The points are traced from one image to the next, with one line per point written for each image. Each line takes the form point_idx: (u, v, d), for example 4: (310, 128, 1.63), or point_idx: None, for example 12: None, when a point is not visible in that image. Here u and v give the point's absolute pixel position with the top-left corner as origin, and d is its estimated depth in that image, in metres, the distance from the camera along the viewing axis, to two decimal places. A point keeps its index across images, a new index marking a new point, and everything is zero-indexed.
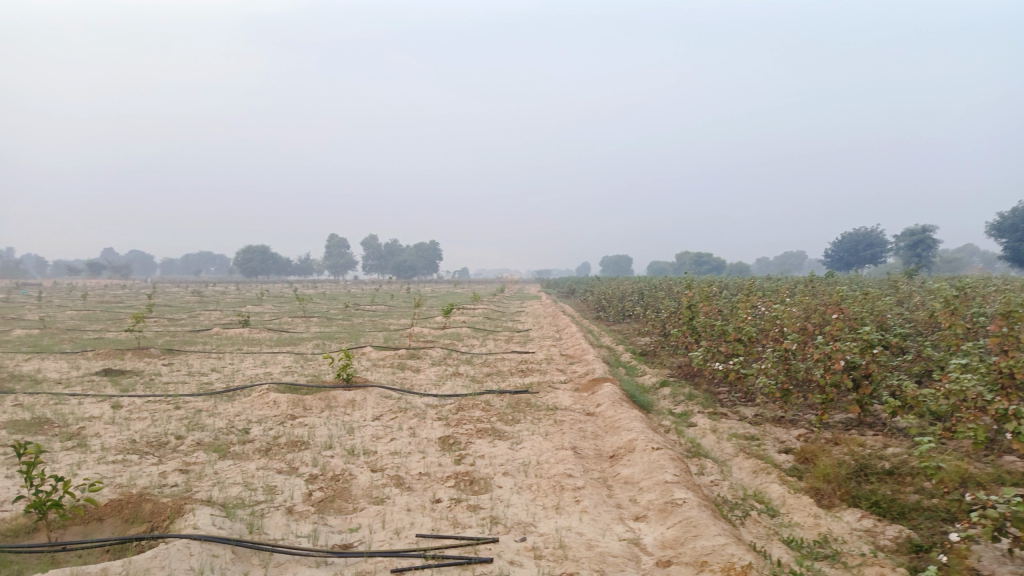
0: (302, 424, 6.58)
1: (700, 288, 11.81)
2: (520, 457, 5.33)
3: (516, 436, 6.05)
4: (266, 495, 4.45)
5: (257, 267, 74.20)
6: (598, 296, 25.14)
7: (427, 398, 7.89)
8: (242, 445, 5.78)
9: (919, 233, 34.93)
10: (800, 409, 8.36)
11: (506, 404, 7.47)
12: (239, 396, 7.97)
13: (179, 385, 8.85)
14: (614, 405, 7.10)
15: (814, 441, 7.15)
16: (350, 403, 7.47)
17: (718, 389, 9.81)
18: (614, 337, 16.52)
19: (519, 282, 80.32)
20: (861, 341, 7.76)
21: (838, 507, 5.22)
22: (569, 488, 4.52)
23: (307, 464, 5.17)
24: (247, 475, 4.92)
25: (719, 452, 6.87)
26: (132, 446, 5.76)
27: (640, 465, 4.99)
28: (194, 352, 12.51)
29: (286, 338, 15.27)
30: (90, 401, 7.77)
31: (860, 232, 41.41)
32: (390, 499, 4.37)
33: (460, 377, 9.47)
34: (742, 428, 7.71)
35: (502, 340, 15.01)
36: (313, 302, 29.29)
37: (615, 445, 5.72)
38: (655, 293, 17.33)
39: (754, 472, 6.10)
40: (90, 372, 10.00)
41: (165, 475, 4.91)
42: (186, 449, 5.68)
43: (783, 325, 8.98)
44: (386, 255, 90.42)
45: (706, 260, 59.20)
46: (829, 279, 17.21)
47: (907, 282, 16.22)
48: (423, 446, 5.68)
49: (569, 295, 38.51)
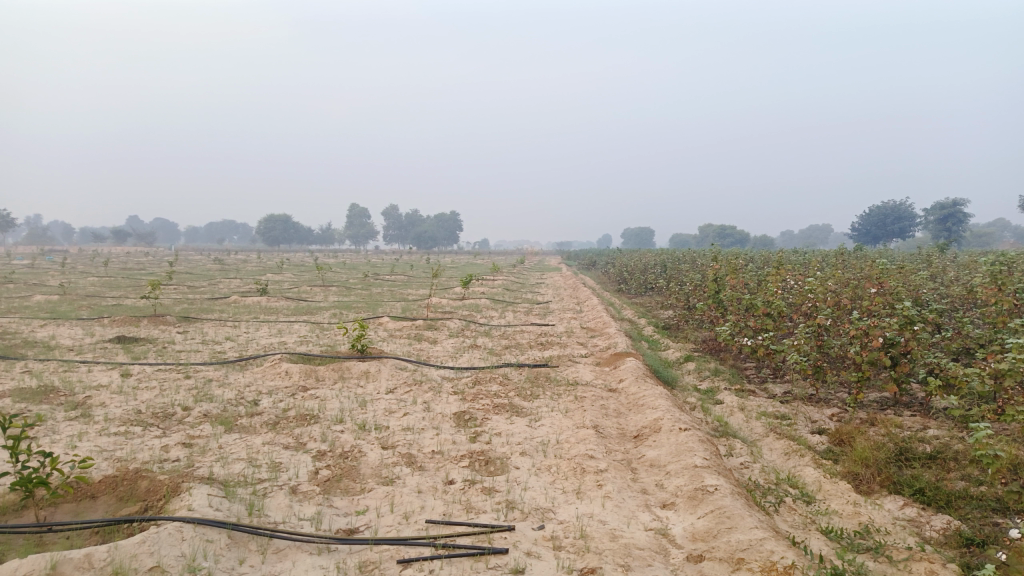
0: (313, 396, 6.35)
1: (727, 260, 11.38)
2: (539, 435, 5.04)
3: (536, 412, 5.76)
4: (270, 473, 4.21)
5: (278, 237, 74.44)
6: (619, 269, 24.67)
7: (443, 370, 7.64)
8: (249, 418, 5.56)
9: (949, 207, 33.97)
10: (833, 387, 8.00)
11: (525, 379, 7.18)
12: (251, 367, 7.75)
13: (192, 353, 8.66)
14: (637, 382, 6.78)
15: (848, 421, 6.81)
16: (363, 374, 7.22)
17: (746, 365, 9.45)
18: (636, 310, 16.16)
19: (540, 254, 79.72)
20: (901, 317, 7.38)
21: (878, 494, 4.88)
22: (591, 471, 4.23)
23: (315, 440, 4.92)
24: (251, 450, 4.68)
25: (748, 431, 6.55)
26: (136, 417, 5.56)
27: (667, 446, 4.68)
28: (209, 320, 12.35)
29: (304, 307, 15.07)
30: (100, 369, 7.59)
31: (890, 205, 40.36)
32: (400, 479, 4.11)
33: (478, 350, 9.19)
34: (771, 407, 7.37)
35: (522, 311, 14.70)
36: (332, 272, 29.10)
37: (640, 424, 5.41)
38: (679, 265, 16.92)
39: (786, 454, 5.77)
40: (104, 340, 9.85)
41: (167, 449, 4.70)
42: (192, 422, 5.47)
43: (816, 299, 8.58)
44: (407, 225, 90.33)
45: (729, 233, 58.34)
46: (858, 251, 16.63)
47: (940, 256, 15.64)
48: (437, 422, 5.41)
49: (591, 268, 38.03)
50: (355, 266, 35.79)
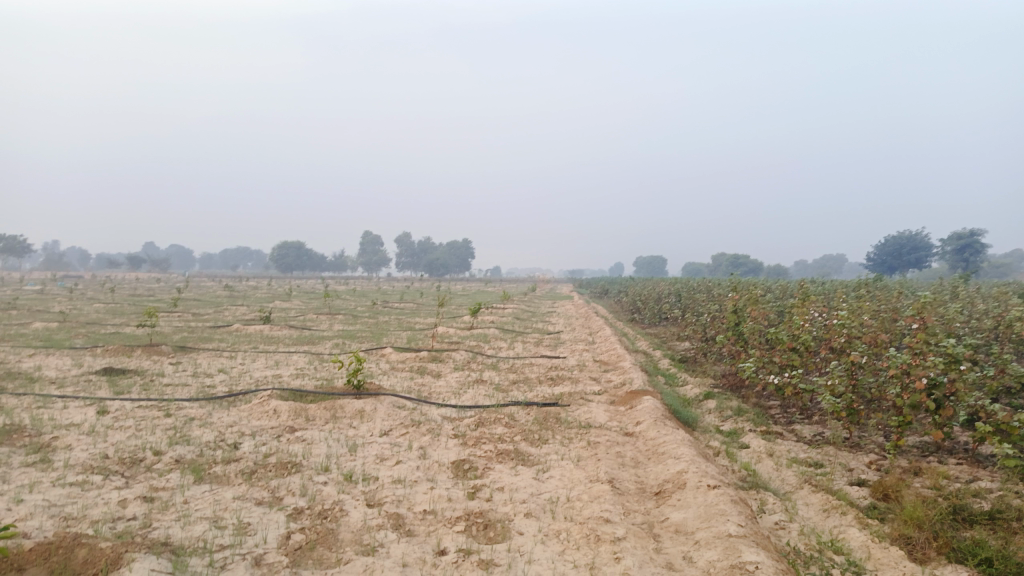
0: (300, 439, 5.78)
1: (747, 291, 10.78)
2: (547, 491, 4.45)
3: (544, 462, 5.17)
4: (234, 538, 3.64)
5: (291, 263, 74.43)
6: (632, 299, 24.05)
7: (445, 409, 7.06)
8: (224, 466, 5.00)
9: (966, 237, 33.22)
10: (868, 431, 7.35)
11: (532, 420, 6.59)
12: (239, 404, 7.19)
13: (178, 388, 8.13)
14: (656, 425, 6.17)
15: (890, 471, 6.17)
16: (358, 413, 6.65)
17: (770, 404, 8.81)
18: (650, 341, 15.56)
19: (552, 281, 79.37)
20: (945, 356, 6.74)
21: (936, 563, 4.23)
22: (607, 540, 3.63)
23: (293, 494, 4.35)
24: (219, 508, 4.11)
25: (780, 482, 5.93)
26: (100, 463, 5.01)
27: (695, 508, 4.06)
28: (206, 350, 11.84)
29: (306, 337, 14.52)
30: (76, 405, 7.05)
31: (905, 235, 39.67)
32: (384, 548, 3.52)
33: (483, 385, 8.61)
34: (802, 453, 6.74)
35: (532, 342, 14.10)
36: (342, 300, 28.65)
37: (661, 477, 4.80)
38: (694, 295, 16.30)
39: (826, 512, 5.14)
40: (90, 371, 9.35)
41: (124, 504, 4.15)
42: (161, 469, 4.92)
43: (848, 334, 7.96)
44: (418, 252, 90.29)
45: (742, 261, 57.64)
46: (878, 282, 16.01)
47: (961, 285, 15.00)
48: (432, 473, 4.82)
49: (603, 296, 37.40)
50: (364, 294, 35.50)
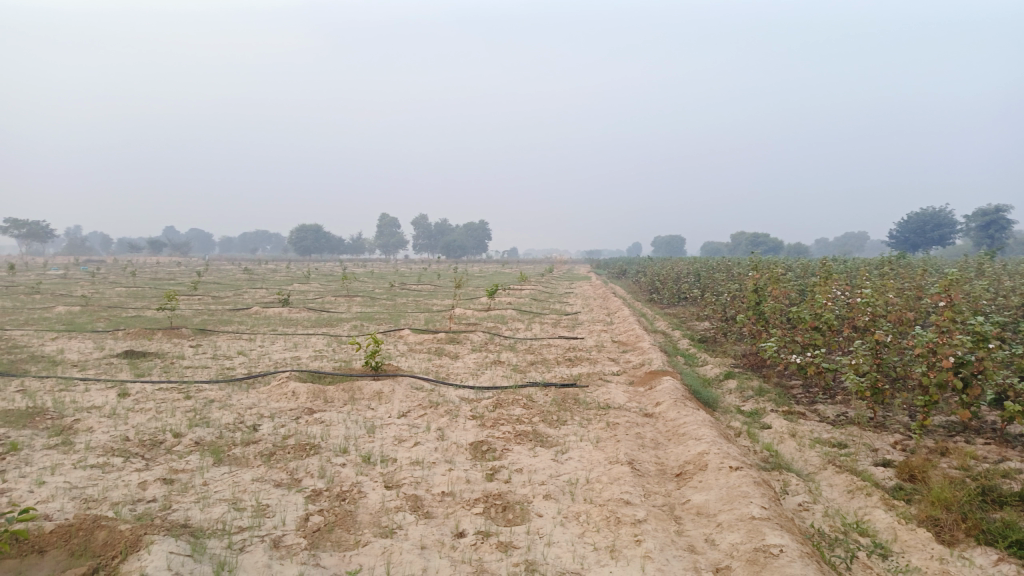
0: (318, 420, 5.78)
1: (768, 269, 10.63)
2: (566, 473, 4.40)
3: (563, 443, 5.12)
4: (253, 520, 3.63)
5: (310, 246, 74.79)
6: (650, 279, 23.89)
7: (463, 391, 7.03)
8: (243, 447, 5.00)
9: (992, 213, 32.60)
10: (893, 411, 7.23)
11: (551, 401, 6.54)
12: (257, 386, 7.21)
13: (198, 370, 8.16)
14: (676, 406, 6.10)
15: (916, 452, 6.06)
16: (376, 395, 6.64)
17: (792, 383, 8.70)
18: (669, 321, 15.44)
19: (569, 262, 79.17)
20: (973, 334, 6.59)
21: (965, 545, 4.14)
22: (627, 522, 3.57)
23: (312, 476, 4.34)
24: (238, 489, 4.11)
25: (803, 463, 5.84)
26: (120, 445, 5.03)
27: (717, 490, 4.00)
28: (225, 333, 11.90)
29: (324, 319, 14.55)
30: (97, 388, 7.10)
31: (929, 212, 39.01)
32: (402, 531, 3.49)
33: (501, 366, 8.58)
34: (825, 434, 6.65)
35: (550, 323, 14.05)
36: (359, 282, 28.71)
37: (681, 459, 4.74)
38: (714, 274, 16.13)
39: (850, 494, 5.06)
40: (111, 354, 9.43)
41: (144, 486, 4.16)
42: (181, 451, 4.93)
43: (873, 312, 7.81)
44: (435, 234, 90.33)
45: (761, 240, 57.07)
46: (901, 260, 15.75)
47: (987, 262, 14.71)
48: (450, 455, 4.79)
49: (621, 276, 37.22)
50: (382, 276, 35.55)
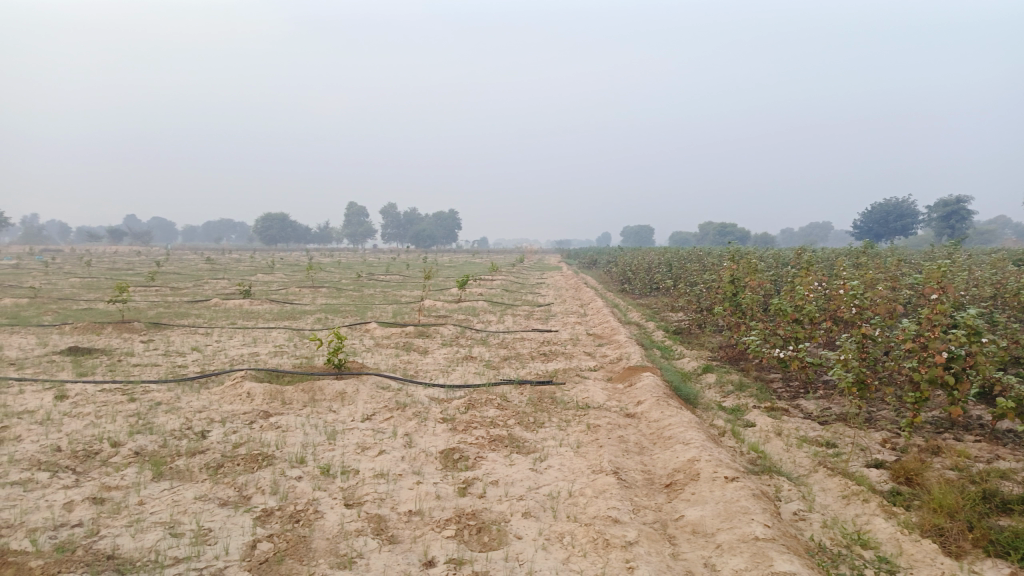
0: (275, 425, 5.31)
1: (744, 259, 10.31)
2: (546, 484, 4.02)
3: (541, 449, 4.73)
4: (191, 549, 3.17)
5: (276, 235, 73.32)
6: (621, 269, 23.63)
7: (432, 390, 6.60)
8: (188, 458, 4.52)
9: (953, 203, 33.02)
10: (879, 408, 6.96)
11: (526, 400, 6.15)
12: (210, 386, 6.70)
13: (147, 369, 7.59)
14: (659, 406, 5.75)
15: (907, 451, 5.79)
16: (338, 396, 6.18)
17: (772, 377, 8.43)
18: (643, 312, 15.17)
19: (538, 252, 78.94)
20: (965, 328, 6.29)
21: (975, 557, 3.84)
22: (617, 545, 3.20)
23: (263, 493, 3.89)
24: (177, 510, 3.64)
25: (792, 464, 5.55)
26: (49, 457, 4.50)
27: (712, 504, 3.64)
28: (180, 327, 11.28)
29: (288, 311, 13.99)
30: (33, 390, 6.51)
31: (892, 202, 39.41)
32: (363, 560, 3.07)
33: (473, 361, 8.15)
34: (812, 432, 6.35)
35: (522, 316, 13.64)
36: (325, 272, 27.97)
37: (670, 467, 4.38)
38: (687, 264, 15.88)
39: (846, 500, 4.75)
40: (55, 351, 8.78)
41: (69, 508, 3.66)
42: (117, 463, 4.43)
43: (858, 305, 7.50)
44: (404, 223, 89.42)
45: (729, 230, 57.32)
46: (873, 250, 15.64)
47: (955, 250, 14.68)
48: (419, 465, 4.37)
49: (592, 266, 36.95)
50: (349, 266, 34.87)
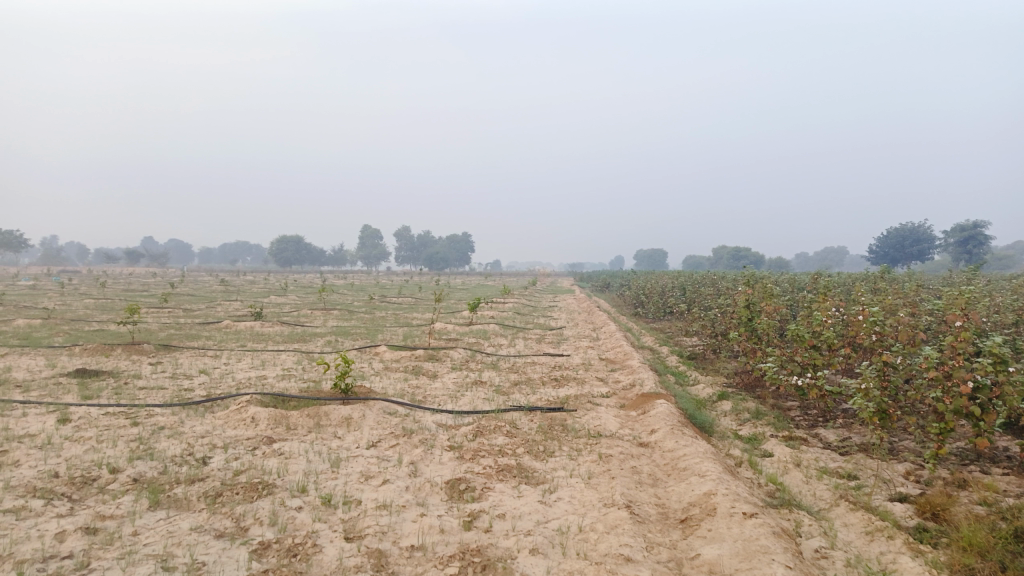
0: (278, 452, 5.18)
1: (759, 284, 10.12)
2: (555, 518, 3.85)
3: (551, 480, 4.56)
4: None
5: (290, 258, 73.73)
6: (633, 293, 23.48)
7: (440, 416, 6.45)
8: (187, 486, 4.39)
9: (970, 229, 32.71)
10: (900, 438, 6.73)
11: (536, 428, 5.99)
12: (215, 410, 6.58)
13: (152, 392, 7.49)
14: (674, 435, 5.57)
15: (932, 484, 5.56)
16: (343, 421, 6.04)
17: (789, 406, 8.21)
18: (656, 337, 14.97)
19: (551, 275, 78.90)
20: (992, 356, 6.06)
21: None
22: None
23: (261, 524, 3.74)
24: (172, 542, 3.51)
25: (811, 497, 5.33)
26: (45, 483, 4.39)
27: (730, 542, 3.46)
28: (190, 349, 11.21)
29: (299, 333, 13.92)
30: (36, 413, 6.42)
31: (908, 228, 39.06)
32: None
33: (483, 386, 8.00)
34: (832, 463, 6.14)
35: (534, 339, 13.48)
36: (338, 294, 28.02)
37: (685, 500, 4.20)
38: (701, 288, 15.68)
39: (870, 537, 4.54)
40: (62, 373, 8.71)
41: (60, 538, 3.53)
42: (114, 491, 4.30)
43: (878, 332, 7.29)
44: (418, 246, 89.69)
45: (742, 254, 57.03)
46: (889, 275, 15.40)
47: (974, 277, 14.41)
48: (423, 496, 4.21)
49: (605, 290, 36.78)
50: (362, 288, 34.88)
